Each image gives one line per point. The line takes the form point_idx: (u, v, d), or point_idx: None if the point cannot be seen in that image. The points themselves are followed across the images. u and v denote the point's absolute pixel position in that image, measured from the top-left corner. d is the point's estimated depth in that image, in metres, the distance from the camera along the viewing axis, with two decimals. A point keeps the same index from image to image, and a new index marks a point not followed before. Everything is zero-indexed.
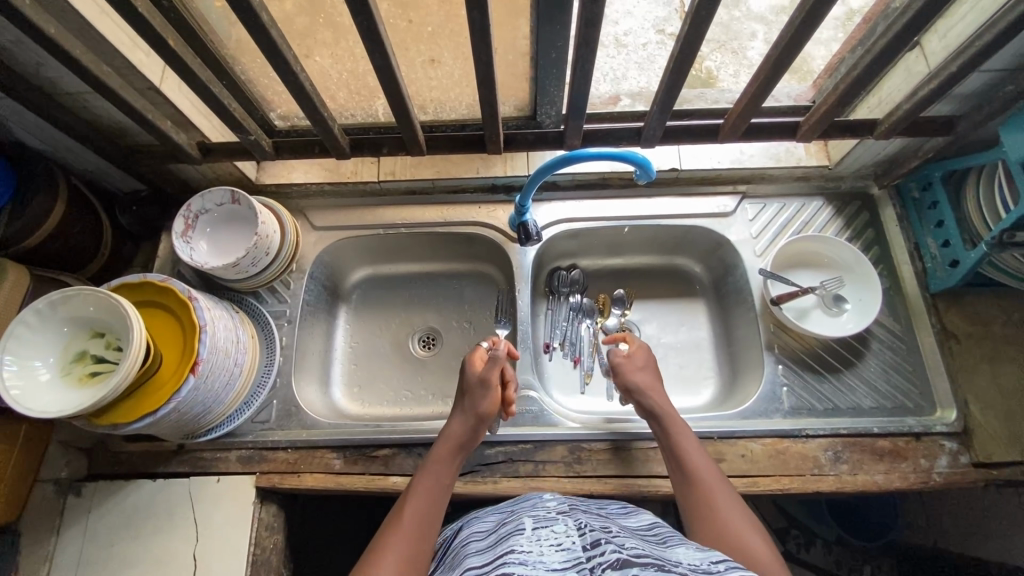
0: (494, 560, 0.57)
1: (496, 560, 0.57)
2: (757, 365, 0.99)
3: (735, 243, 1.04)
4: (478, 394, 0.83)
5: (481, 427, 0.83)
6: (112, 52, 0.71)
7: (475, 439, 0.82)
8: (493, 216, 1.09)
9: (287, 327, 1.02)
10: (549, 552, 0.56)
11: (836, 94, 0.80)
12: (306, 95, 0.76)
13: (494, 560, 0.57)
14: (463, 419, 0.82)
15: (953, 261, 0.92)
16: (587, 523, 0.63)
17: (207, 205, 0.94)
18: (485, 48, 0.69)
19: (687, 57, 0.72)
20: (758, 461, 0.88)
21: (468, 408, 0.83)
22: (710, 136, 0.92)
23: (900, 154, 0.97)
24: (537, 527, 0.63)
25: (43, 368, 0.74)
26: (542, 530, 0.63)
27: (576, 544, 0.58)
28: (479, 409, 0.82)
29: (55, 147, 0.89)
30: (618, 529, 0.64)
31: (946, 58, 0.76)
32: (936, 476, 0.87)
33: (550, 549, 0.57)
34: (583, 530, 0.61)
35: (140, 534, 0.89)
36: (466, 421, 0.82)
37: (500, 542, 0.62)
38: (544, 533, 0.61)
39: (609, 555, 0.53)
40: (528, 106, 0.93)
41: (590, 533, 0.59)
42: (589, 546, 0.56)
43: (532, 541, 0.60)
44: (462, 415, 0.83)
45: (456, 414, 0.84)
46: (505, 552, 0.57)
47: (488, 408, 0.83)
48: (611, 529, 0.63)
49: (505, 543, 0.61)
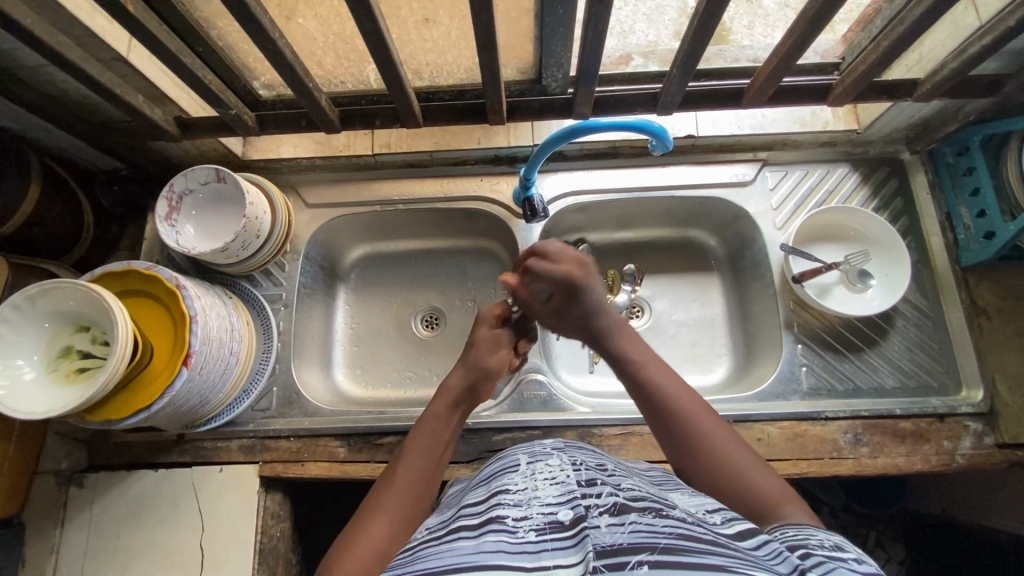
0: (488, 498, 0.54)
1: (491, 498, 0.54)
2: (775, 344, 0.95)
3: (754, 215, 0.98)
4: (484, 349, 0.76)
5: (492, 382, 0.77)
6: (70, 20, 0.63)
7: (483, 396, 0.76)
8: (496, 189, 1.02)
9: (283, 311, 0.98)
10: (543, 488, 0.53)
11: (876, 53, 0.72)
12: (287, 65, 0.69)
13: (488, 498, 0.54)
14: (464, 370, 0.75)
15: (988, 233, 0.86)
16: (583, 459, 0.59)
17: (190, 185, 0.88)
18: (485, 6, 0.61)
19: (713, 13, 0.64)
20: (775, 445, 0.85)
21: (471, 359, 0.75)
22: (732, 101, 0.85)
23: (936, 116, 0.89)
24: (532, 462, 0.60)
25: (27, 366, 0.70)
26: (537, 464, 0.59)
27: (570, 479, 0.54)
28: (483, 362, 0.75)
29: (23, 125, 0.82)
30: (615, 467, 0.61)
31: (1003, 9, 0.68)
32: (959, 459, 0.84)
33: (545, 484, 0.54)
34: (579, 465, 0.57)
35: (145, 524, 0.88)
36: (468, 372, 0.74)
37: (494, 479, 0.59)
38: (539, 468, 0.58)
39: (607, 497, 0.50)
40: (532, 69, 0.85)
41: (585, 470, 0.56)
42: (585, 482, 0.53)
43: (526, 477, 0.56)
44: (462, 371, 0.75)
45: (455, 365, 0.76)
46: (499, 491, 0.54)
47: (492, 366, 0.76)
48: (607, 467, 0.59)
49: (499, 480, 0.58)
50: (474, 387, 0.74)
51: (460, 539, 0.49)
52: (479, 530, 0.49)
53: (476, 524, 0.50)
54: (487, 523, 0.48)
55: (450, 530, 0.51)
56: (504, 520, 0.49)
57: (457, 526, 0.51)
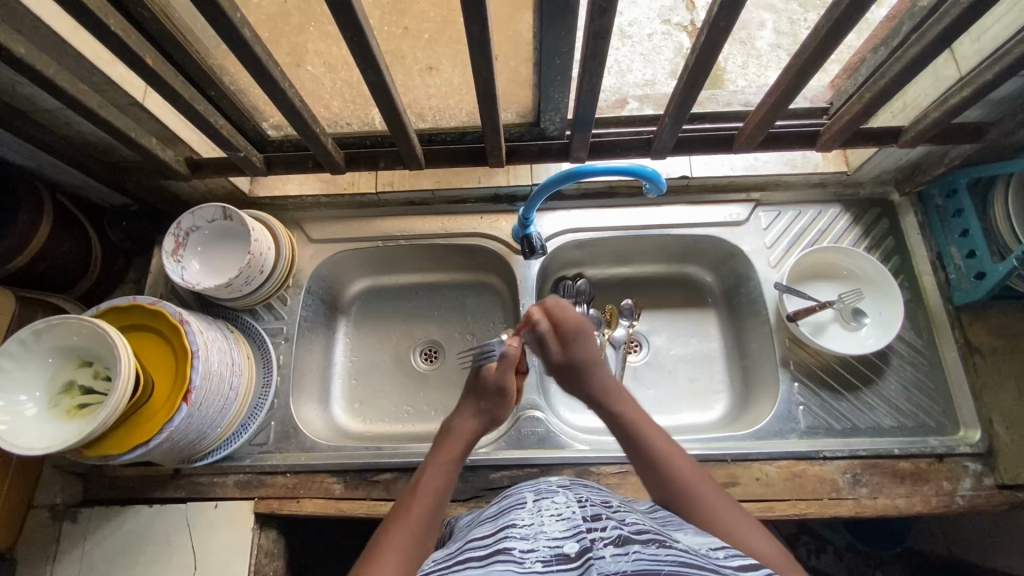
0: (496, 532, 0.54)
1: (498, 531, 0.54)
2: (772, 382, 0.95)
3: (748, 253, 1.00)
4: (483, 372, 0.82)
5: (505, 399, 0.82)
6: (90, 69, 0.67)
7: (501, 413, 0.81)
8: (496, 226, 1.05)
9: (283, 345, 0.99)
10: (549, 522, 0.54)
11: (860, 103, 0.75)
12: (296, 111, 0.72)
13: (496, 532, 0.54)
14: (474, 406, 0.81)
15: (979, 273, 0.88)
16: (588, 497, 0.59)
17: (198, 222, 0.91)
18: (485, 60, 0.64)
19: (703, 67, 0.67)
20: (774, 485, 0.85)
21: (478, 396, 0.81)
22: (724, 145, 0.87)
23: (923, 160, 0.92)
24: (538, 499, 0.60)
25: (29, 403, 0.71)
26: (543, 501, 0.59)
27: (576, 514, 0.55)
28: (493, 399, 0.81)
29: (38, 163, 0.85)
30: (619, 503, 0.61)
31: (980, 63, 0.71)
32: (959, 500, 0.84)
33: (551, 519, 0.54)
34: (584, 502, 0.58)
35: (138, 560, 0.87)
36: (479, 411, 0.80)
37: (501, 515, 0.59)
38: (545, 504, 0.58)
39: (611, 531, 0.51)
40: (531, 113, 0.88)
41: (591, 507, 0.56)
42: (589, 517, 0.54)
43: (533, 512, 0.57)
44: (471, 403, 0.81)
45: (466, 400, 0.82)
46: (506, 525, 0.54)
47: (501, 390, 0.81)
48: (612, 504, 0.60)
49: (505, 516, 0.58)
50: (485, 408, 0.80)
51: (469, 569, 0.49)
52: (486, 560, 0.49)
53: (484, 555, 0.50)
54: (495, 553, 0.48)
55: (457, 561, 0.51)
56: (511, 551, 0.49)
57: (465, 557, 0.51)
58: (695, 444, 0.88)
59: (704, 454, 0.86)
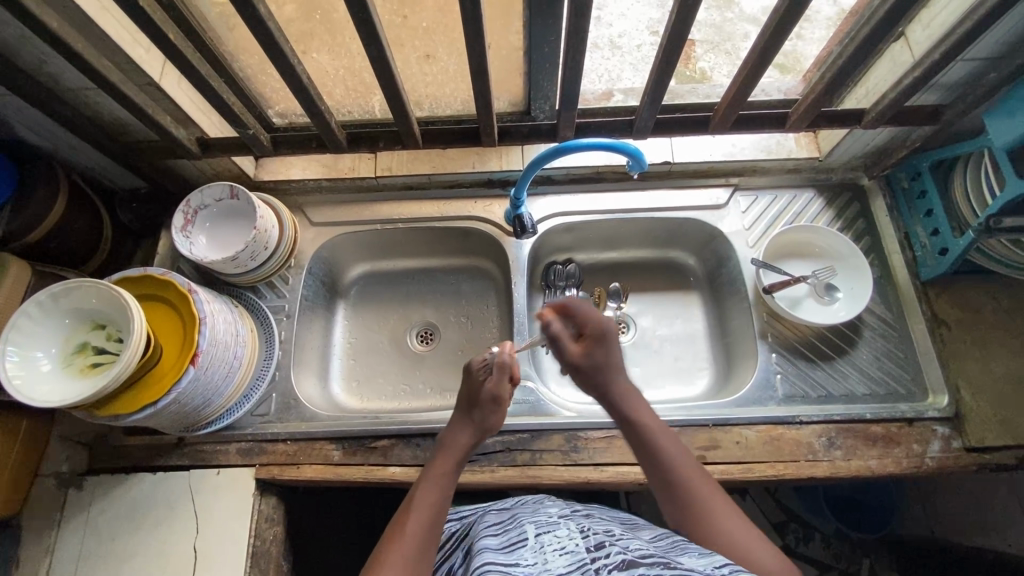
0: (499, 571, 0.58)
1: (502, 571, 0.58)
2: (751, 354, 1.00)
3: (727, 235, 1.06)
4: (479, 386, 0.81)
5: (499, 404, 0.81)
6: (113, 47, 0.73)
7: (493, 425, 0.80)
8: (489, 210, 1.10)
9: (285, 321, 1.03)
10: (553, 559, 0.58)
11: (822, 85, 0.81)
12: (303, 88, 0.78)
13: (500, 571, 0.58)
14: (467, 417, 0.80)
15: (942, 249, 0.93)
16: (589, 526, 0.65)
17: (206, 200, 0.96)
18: (478, 39, 0.70)
19: (674, 47, 0.74)
20: (752, 447, 0.89)
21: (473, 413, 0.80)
22: (700, 127, 0.94)
23: (888, 144, 0.99)
24: (540, 533, 0.64)
25: (45, 360, 0.75)
26: (544, 536, 0.63)
27: (579, 547, 0.60)
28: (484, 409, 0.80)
29: (56, 144, 0.90)
30: (622, 532, 0.66)
31: (929, 46, 0.78)
32: (929, 461, 0.88)
33: (554, 555, 0.59)
34: (586, 533, 0.63)
35: (142, 527, 0.90)
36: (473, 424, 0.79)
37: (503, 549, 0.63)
38: (547, 539, 0.62)
39: (614, 557, 0.56)
40: (522, 102, 0.95)
41: (593, 536, 0.62)
42: (593, 547, 0.59)
43: (535, 550, 0.61)
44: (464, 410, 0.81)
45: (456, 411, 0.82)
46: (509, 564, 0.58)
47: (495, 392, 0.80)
48: (613, 532, 0.65)
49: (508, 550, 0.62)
50: (476, 421, 0.80)
51: None
52: None
53: None
54: None
55: None
56: None
57: None
58: (677, 411, 0.93)
59: (685, 419, 0.91)
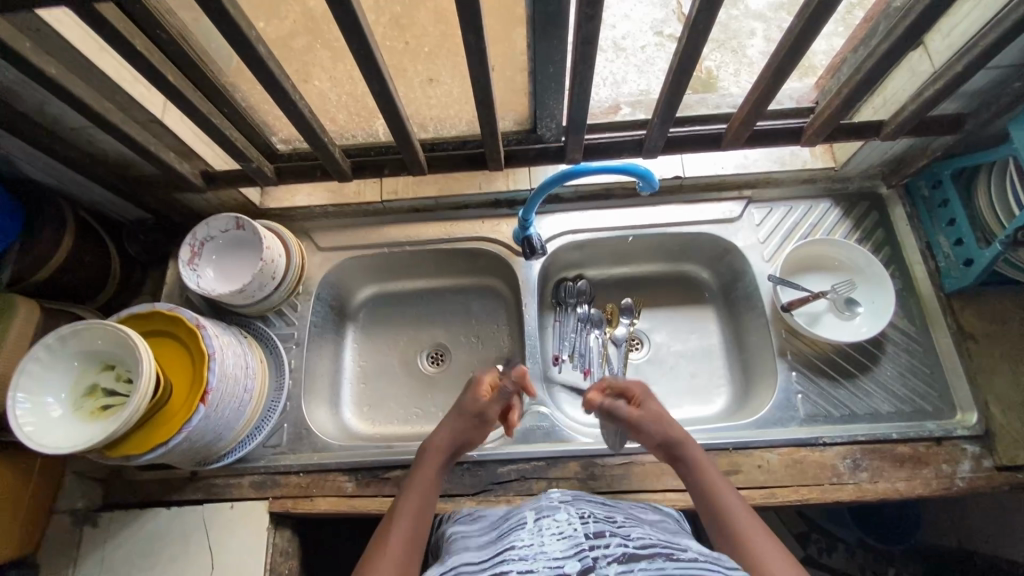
0: (494, 556, 0.58)
1: (496, 554, 0.58)
2: (770, 373, 0.97)
3: (742, 249, 1.03)
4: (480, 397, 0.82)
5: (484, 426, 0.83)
6: (114, 87, 0.72)
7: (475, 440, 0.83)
8: (497, 230, 1.09)
9: (295, 349, 1.02)
10: (550, 542, 0.57)
11: (838, 98, 0.79)
12: (306, 122, 0.76)
13: (495, 553, 0.58)
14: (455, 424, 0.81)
15: (967, 260, 0.91)
16: (589, 513, 0.63)
17: (212, 232, 0.95)
18: (482, 67, 0.69)
19: (684, 68, 0.72)
20: (776, 472, 0.87)
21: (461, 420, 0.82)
22: (712, 143, 0.91)
23: (906, 154, 0.96)
24: (539, 517, 0.63)
25: (55, 405, 0.74)
26: (543, 519, 0.62)
27: (578, 532, 0.58)
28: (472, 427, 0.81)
29: (60, 181, 0.90)
30: (622, 518, 0.65)
31: (950, 57, 0.75)
32: (959, 482, 0.85)
33: (552, 538, 0.58)
34: (586, 518, 0.61)
35: (156, 562, 0.89)
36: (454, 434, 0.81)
37: (501, 537, 0.62)
38: (546, 523, 0.61)
39: (615, 547, 0.54)
40: (527, 120, 0.92)
41: (593, 523, 0.60)
42: (592, 535, 0.57)
43: (533, 532, 0.60)
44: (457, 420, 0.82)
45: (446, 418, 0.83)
46: (505, 547, 0.58)
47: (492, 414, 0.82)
48: (614, 519, 0.63)
49: (506, 538, 0.62)
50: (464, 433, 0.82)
51: None
52: None
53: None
54: None
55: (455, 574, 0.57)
56: None
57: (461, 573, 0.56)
58: (698, 435, 0.90)
59: (707, 443, 0.88)
